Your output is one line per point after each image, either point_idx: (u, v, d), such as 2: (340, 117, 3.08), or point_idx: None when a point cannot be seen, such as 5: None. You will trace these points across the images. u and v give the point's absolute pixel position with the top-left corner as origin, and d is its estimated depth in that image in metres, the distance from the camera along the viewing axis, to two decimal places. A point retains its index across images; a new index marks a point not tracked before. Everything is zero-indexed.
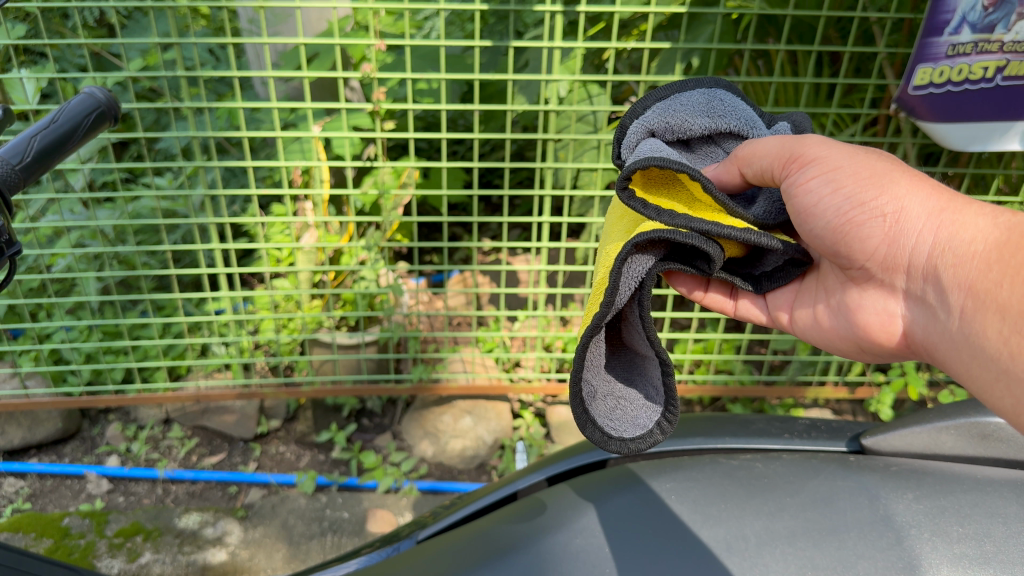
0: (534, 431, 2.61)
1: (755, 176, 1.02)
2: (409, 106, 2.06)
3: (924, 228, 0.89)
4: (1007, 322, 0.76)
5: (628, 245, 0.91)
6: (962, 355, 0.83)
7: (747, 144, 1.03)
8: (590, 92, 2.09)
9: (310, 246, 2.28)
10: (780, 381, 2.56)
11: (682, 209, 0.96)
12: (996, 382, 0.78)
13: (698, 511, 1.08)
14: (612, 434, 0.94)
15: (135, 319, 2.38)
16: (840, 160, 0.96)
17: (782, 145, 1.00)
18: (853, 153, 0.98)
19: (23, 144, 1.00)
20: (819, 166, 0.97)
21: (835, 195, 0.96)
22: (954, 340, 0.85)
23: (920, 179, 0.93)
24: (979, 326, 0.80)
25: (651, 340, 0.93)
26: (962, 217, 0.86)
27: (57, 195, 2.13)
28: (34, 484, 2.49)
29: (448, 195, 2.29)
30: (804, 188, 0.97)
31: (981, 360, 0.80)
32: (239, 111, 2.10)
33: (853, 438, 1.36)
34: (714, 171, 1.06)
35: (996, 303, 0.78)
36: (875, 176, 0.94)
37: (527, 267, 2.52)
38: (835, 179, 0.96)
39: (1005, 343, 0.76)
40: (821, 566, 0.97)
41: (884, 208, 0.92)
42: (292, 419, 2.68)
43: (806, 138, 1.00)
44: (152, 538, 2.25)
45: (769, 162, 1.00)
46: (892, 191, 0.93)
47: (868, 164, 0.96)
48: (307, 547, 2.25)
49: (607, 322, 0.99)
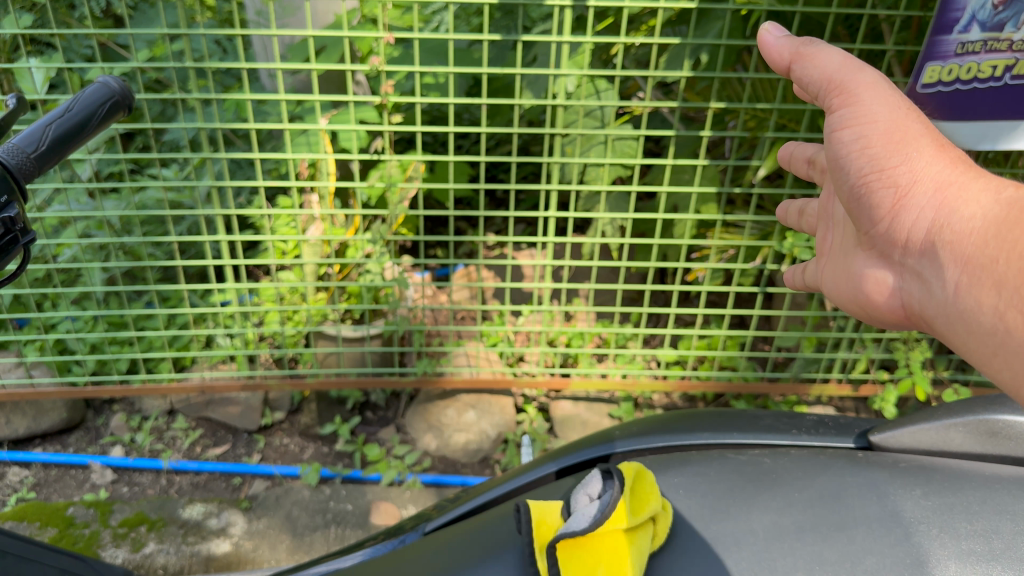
0: (537, 426, 2.61)
1: (801, 77, 1.06)
2: (416, 99, 2.04)
3: (928, 203, 0.90)
4: (1002, 297, 0.78)
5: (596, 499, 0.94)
6: (958, 331, 0.85)
7: (815, 45, 1.05)
8: (598, 87, 2.06)
9: (316, 238, 2.27)
10: (784, 377, 2.56)
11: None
12: (993, 356, 0.80)
13: (706, 505, 1.08)
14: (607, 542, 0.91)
15: (140, 310, 2.36)
16: (877, 113, 0.97)
17: (836, 71, 1.02)
18: (894, 106, 0.98)
19: (39, 132, 1.00)
20: (854, 114, 0.98)
21: (861, 152, 0.97)
22: (948, 314, 0.86)
23: (943, 151, 0.93)
24: (975, 301, 0.81)
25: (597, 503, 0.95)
26: (965, 194, 0.87)
27: (63, 185, 2.12)
28: (39, 473, 2.50)
29: (455, 189, 2.28)
30: (837, 135, 1.00)
31: (977, 334, 0.82)
32: (246, 102, 2.09)
33: (861, 435, 1.36)
34: (774, 40, 1.09)
35: (991, 278, 0.80)
36: (901, 141, 0.95)
37: (532, 262, 2.51)
38: (864, 135, 0.97)
39: (1001, 318, 0.78)
40: (829, 560, 0.97)
41: (900, 177, 0.93)
42: (296, 411, 2.69)
43: (862, 72, 1.00)
44: (156, 529, 2.25)
45: (817, 80, 1.03)
46: (911, 160, 0.93)
47: (900, 124, 0.96)
48: (311, 539, 2.25)
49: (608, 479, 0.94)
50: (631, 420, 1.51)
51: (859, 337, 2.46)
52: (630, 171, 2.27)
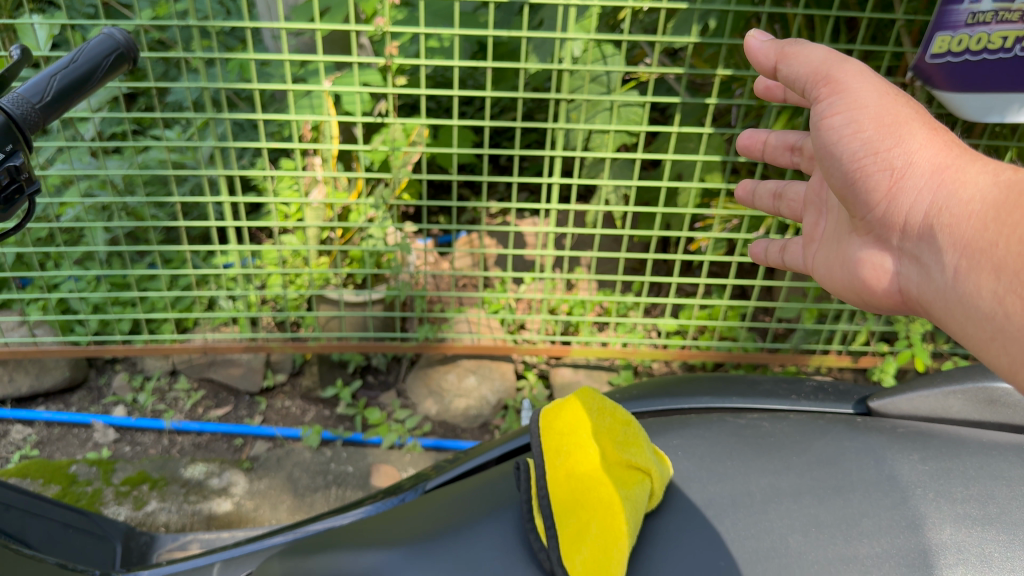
0: (537, 393, 2.64)
1: (789, 75, 1.06)
2: (421, 62, 2.02)
3: (924, 185, 0.90)
4: (1002, 282, 0.78)
5: (568, 498, 0.97)
6: (956, 314, 0.85)
7: (799, 43, 1.06)
8: (604, 52, 2.04)
9: (318, 202, 2.26)
10: (784, 348, 2.57)
11: (597, 523, 0.93)
12: (991, 341, 0.80)
13: (705, 467, 1.10)
14: (614, 523, 0.93)
15: (143, 271, 2.35)
16: (868, 100, 0.97)
17: (822, 62, 1.02)
18: (883, 92, 0.98)
19: (43, 83, 0.99)
20: (845, 101, 0.98)
21: (853, 137, 0.97)
22: (947, 299, 0.86)
23: (936, 135, 0.93)
24: (974, 286, 0.81)
25: (586, 493, 0.97)
26: (963, 176, 0.87)
27: (66, 143, 2.11)
28: (41, 431, 2.51)
29: (459, 154, 2.27)
30: (826, 122, 1.00)
31: (975, 319, 0.81)
32: (249, 62, 2.06)
33: (860, 401, 1.37)
34: (758, 45, 1.10)
35: (990, 262, 0.80)
36: (893, 125, 0.95)
37: (534, 228, 2.49)
38: (856, 120, 0.97)
39: (1000, 302, 0.78)
40: (825, 523, 0.98)
41: (895, 161, 0.93)
42: (298, 374, 2.71)
43: (848, 63, 1.01)
44: (158, 487, 2.26)
45: (805, 72, 1.03)
46: (906, 143, 0.93)
47: (892, 109, 0.96)
48: (312, 499, 2.28)
49: (574, 487, 0.99)
50: (630, 384, 1.52)
51: (860, 309, 2.46)
52: (635, 138, 2.25)
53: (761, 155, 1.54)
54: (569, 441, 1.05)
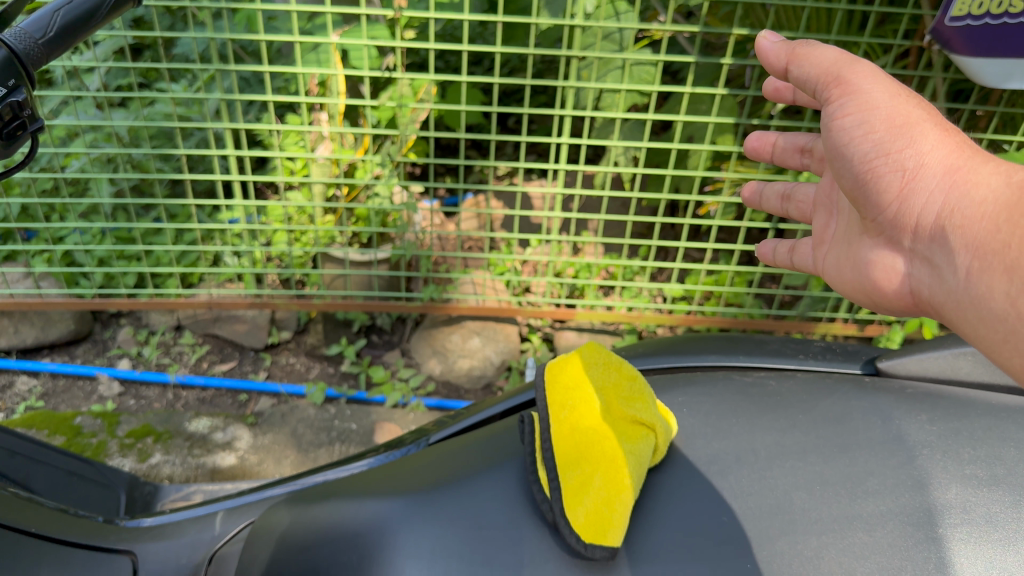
0: (541, 355, 2.64)
1: (800, 76, 1.05)
2: (430, 16, 1.98)
3: (936, 186, 0.88)
4: (1015, 284, 0.76)
5: (570, 451, 0.97)
6: (967, 316, 0.83)
7: (810, 44, 1.04)
8: (618, 9, 2.01)
9: (324, 157, 2.24)
10: (790, 315, 2.56)
11: (599, 476, 0.93)
12: (1004, 343, 0.79)
13: (710, 424, 1.09)
14: (616, 477, 0.93)
15: (148, 224, 2.34)
16: (879, 101, 0.95)
17: (833, 63, 1.00)
18: (895, 93, 0.96)
19: (46, 19, 0.97)
20: (856, 102, 0.96)
21: (865, 138, 0.95)
22: (958, 300, 0.84)
23: (949, 134, 0.91)
24: (986, 287, 0.80)
25: (588, 446, 0.97)
26: (976, 177, 0.85)
27: (71, 93, 2.09)
28: (46, 383, 2.52)
29: (467, 112, 2.24)
30: (837, 123, 0.98)
31: (987, 322, 0.80)
32: (257, 13, 2.03)
33: (868, 361, 1.36)
34: (769, 46, 1.09)
35: (1003, 264, 0.78)
36: (905, 126, 0.92)
37: (542, 190, 2.47)
38: (867, 121, 0.95)
39: (1012, 304, 0.76)
40: (830, 481, 0.98)
41: (906, 162, 0.91)
42: (302, 332, 2.71)
43: (859, 64, 0.99)
44: (162, 440, 2.26)
45: (816, 74, 1.02)
46: (918, 144, 0.91)
47: (904, 110, 0.94)
48: (316, 455, 2.29)
49: (577, 440, 0.98)
50: (636, 343, 1.51)
51: None
52: (646, 98, 2.22)
53: (769, 157, 1.52)
54: (574, 396, 1.05)
